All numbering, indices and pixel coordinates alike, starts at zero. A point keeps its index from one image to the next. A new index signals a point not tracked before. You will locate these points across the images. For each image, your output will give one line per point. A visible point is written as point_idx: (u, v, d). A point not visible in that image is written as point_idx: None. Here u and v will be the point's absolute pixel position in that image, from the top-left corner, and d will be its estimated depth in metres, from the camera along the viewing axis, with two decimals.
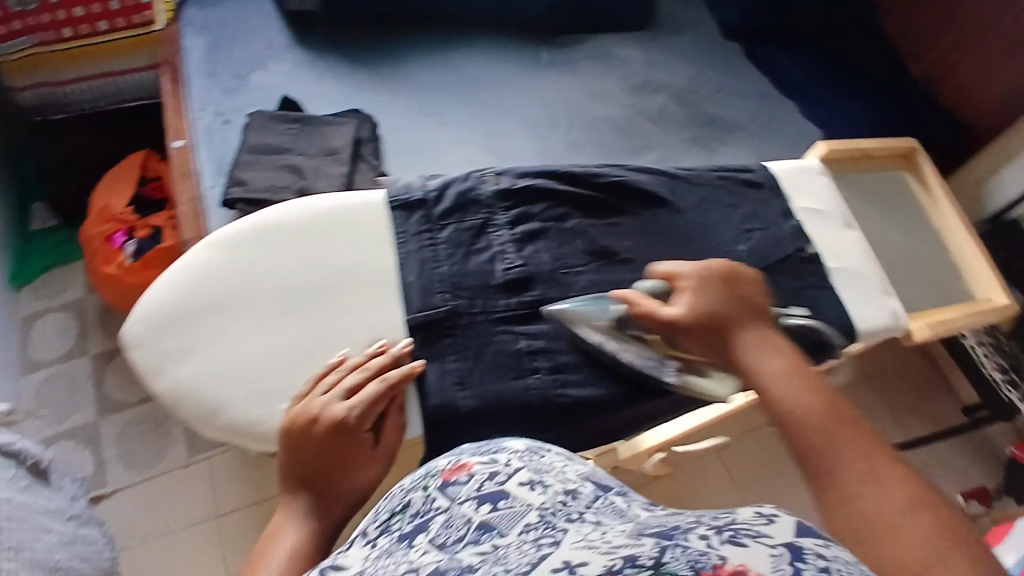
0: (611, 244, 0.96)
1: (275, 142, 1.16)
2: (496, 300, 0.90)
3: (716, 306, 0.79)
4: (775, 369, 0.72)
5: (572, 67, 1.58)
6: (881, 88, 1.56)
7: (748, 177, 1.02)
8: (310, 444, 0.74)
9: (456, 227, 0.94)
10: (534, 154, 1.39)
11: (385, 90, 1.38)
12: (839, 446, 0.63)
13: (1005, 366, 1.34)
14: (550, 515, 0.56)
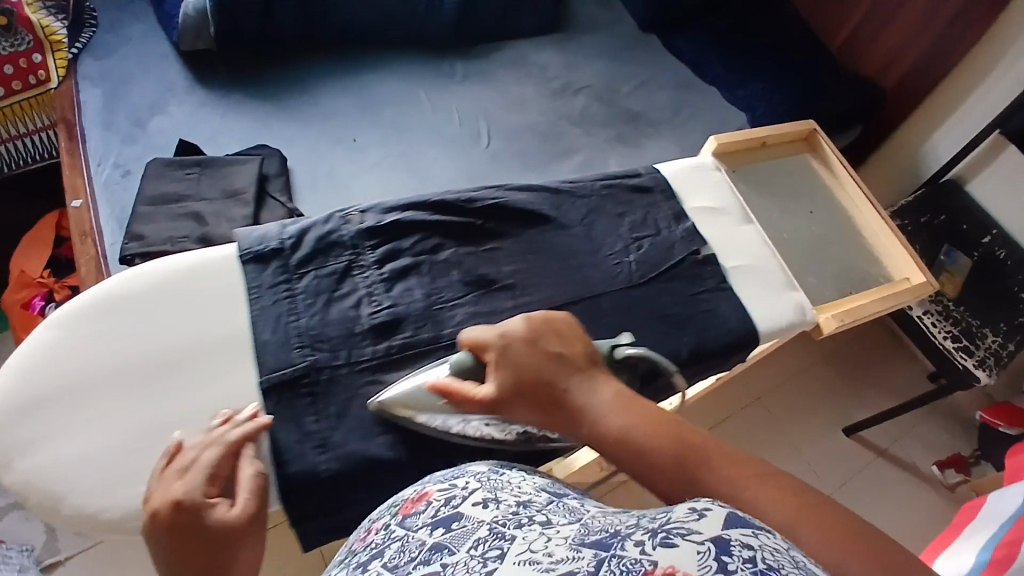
0: (490, 271, 0.93)
1: (174, 191, 1.13)
2: (362, 348, 0.84)
3: (529, 375, 0.70)
4: (611, 427, 0.65)
5: (487, 77, 1.57)
6: (797, 66, 1.57)
7: (636, 182, 1.05)
8: (163, 536, 0.63)
9: (316, 274, 0.88)
10: (455, 171, 1.37)
11: (292, 122, 1.35)
12: (716, 479, 0.58)
13: (955, 333, 1.31)
14: (504, 525, 0.50)
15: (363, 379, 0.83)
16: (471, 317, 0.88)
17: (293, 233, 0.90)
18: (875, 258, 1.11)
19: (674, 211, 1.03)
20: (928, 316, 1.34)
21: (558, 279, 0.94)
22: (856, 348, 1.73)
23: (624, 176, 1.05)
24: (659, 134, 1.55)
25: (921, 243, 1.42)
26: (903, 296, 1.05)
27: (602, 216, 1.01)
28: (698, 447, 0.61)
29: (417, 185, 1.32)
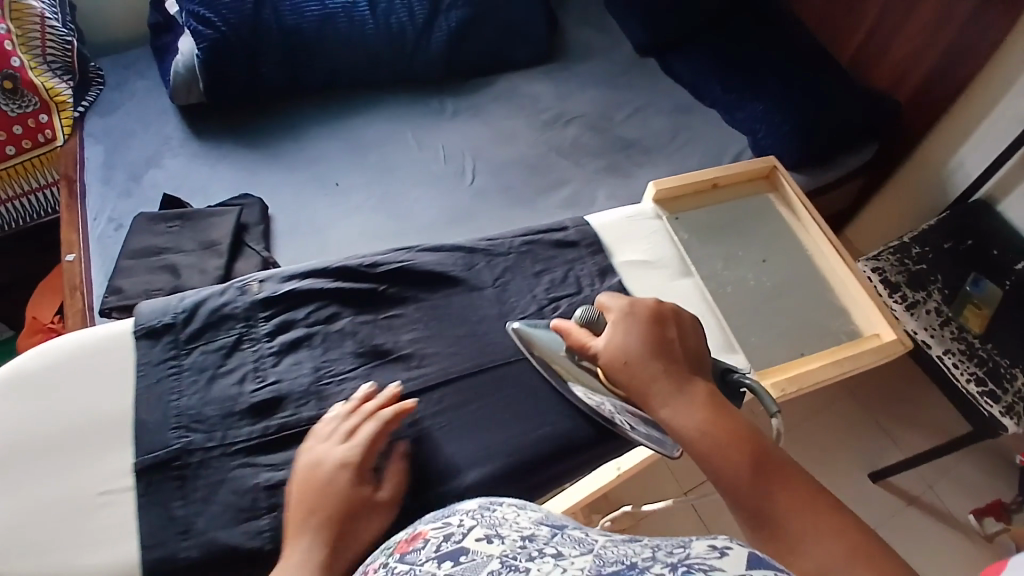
0: (386, 340, 0.86)
1: (154, 244, 1.17)
2: (239, 428, 0.76)
3: (639, 343, 0.72)
4: (692, 417, 0.64)
5: (478, 113, 1.53)
6: (809, 80, 1.45)
7: (561, 238, 0.98)
8: (302, 500, 0.67)
9: (203, 349, 0.82)
10: (435, 212, 1.30)
11: (272, 167, 1.35)
12: (777, 497, 0.56)
13: (979, 376, 1.17)
14: (516, 558, 0.44)
15: (233, 462, 0.74)
16: (359, 393, 0.81)
17: (185, 304, 0.83)
18: (839, 306, 1.01)
19: (599, 267, 0.96)
20: (948, 356, 1.20)
21: (460, 346, 0.87)
22: (873, 386, 1.56)
23: (548, 231, 0.99)
24: (654, 164, 1.45)
25: (943, 272, 1.27)
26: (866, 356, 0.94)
27: (519, 276, 0.95)
28: (776, 465, 0.59)
29: (397, 225, 1.27)
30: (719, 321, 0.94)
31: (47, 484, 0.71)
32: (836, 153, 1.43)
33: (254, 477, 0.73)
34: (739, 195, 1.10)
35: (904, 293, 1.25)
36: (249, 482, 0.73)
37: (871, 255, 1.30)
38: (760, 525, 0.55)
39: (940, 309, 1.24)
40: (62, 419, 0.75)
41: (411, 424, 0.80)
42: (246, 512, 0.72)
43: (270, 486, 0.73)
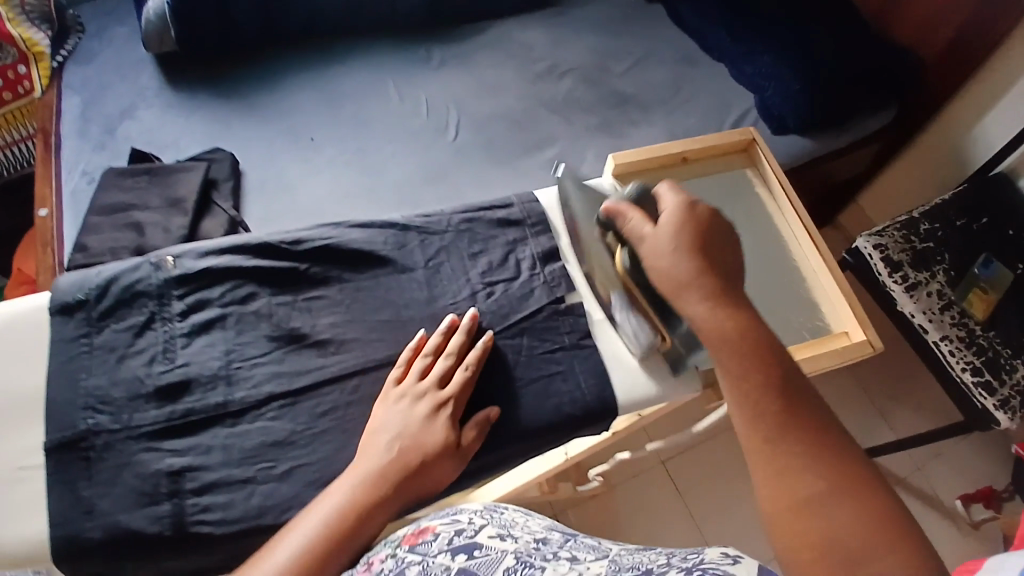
0: (304, 322, 0.70)
1: (121, 200, 1.13)
2: (144, 413, 0.65)
3: (692, 236, 0.61)
4: (723, 320, 0.57)
5: (466, 63, 1.39)
6: (835, 32, 1.30)
7: (504, 215, 0.80)
8: (384, 428, 0.63)
9: (114, 328, 0.69)
10: (411, 171, 1.22)
11: (247, 120, 1.29)
12: (786, 417, 0.51)
13: (976, 366, 1.10)
14: (529, 557, 0.49)
15: (137, 448, 0.64)
16: (271, 379, 0.67)
17: (95, 276, 0.70)
18: (808, 299, 0.86)
19: (541, 249, 0.79)
20: (946, 342, 1.12)
21: (380, 332, 0.71)
22: (869, 367, 1.47)
23: (492, 204, 0.81)
24: (650, 123, 1.30)
25: (952, 252, 1.18)
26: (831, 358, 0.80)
27: (456, 256, 0.77)
28: (799, 394, 0.53)
29: (370, 185, 1.20)
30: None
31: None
32: (848, 115, 1.28)
33: (157, 463, 0.63)
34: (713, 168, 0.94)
35: (905, 273, 1.16)
36: (152, 467, 0.63)
37: (875, 231, 1.20)
38: (764, 441, 0.51)
39: (943, 291, 1.16)
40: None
41: (324, 414, 0.66)
42: (146, 498, 0.62)
43: (174, 473, 0.63)
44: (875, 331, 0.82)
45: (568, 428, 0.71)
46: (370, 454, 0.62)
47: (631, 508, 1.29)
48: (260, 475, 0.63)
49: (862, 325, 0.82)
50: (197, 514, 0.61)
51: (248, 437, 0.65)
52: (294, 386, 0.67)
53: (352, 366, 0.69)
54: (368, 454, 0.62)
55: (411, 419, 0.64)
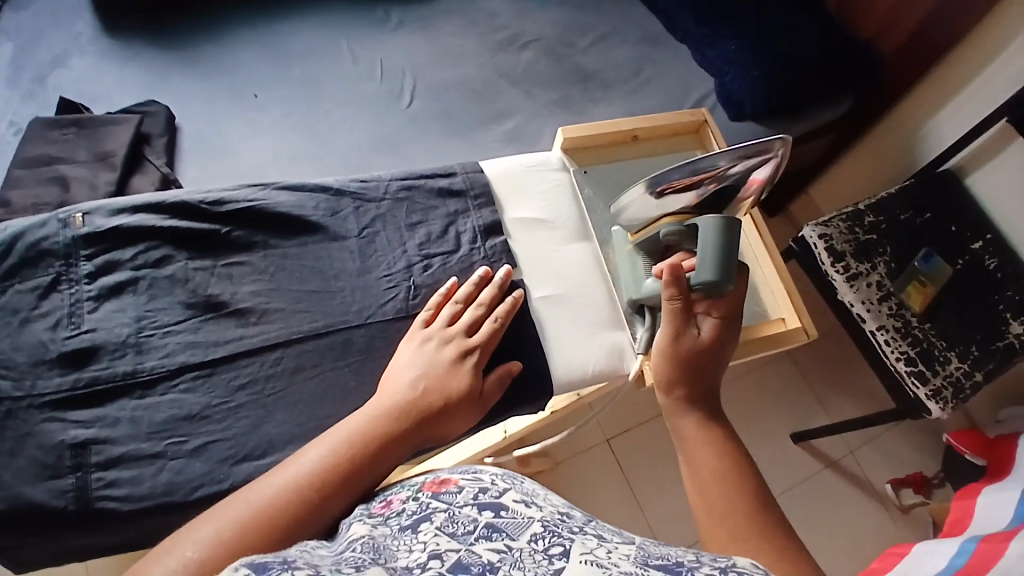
0: (224, 290, 0.67)
1: (47, 153, 1.05)
2: (48, 380, 0.60)
3: (706, 343, 0.61)
4: (698, 422, 0.56)
5: (426, 27, 1.32)
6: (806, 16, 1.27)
7: (446, 184, 0.77)
8: (410, 368, 0.62)
9: (17, 287, 0.63)
10: (362, 138, 1.17)
11: (190, 75, 1.20)
12: (749, 518, 0.48)
13: (910, 356, 1.13)
14: (559, 528, 0.40)
15: (39, 418, 0.59)
16: (185, 349, 0.63)
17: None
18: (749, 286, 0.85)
19: (483, 222, 0.76)
20: (882, 332, 1.15)
21: (308, 303, 0.68)
22: (810, 355, 1.50)
23: (433, 173, 0.78)
24: (611, 103, 1.27)
25: (893, 244, 1.21)
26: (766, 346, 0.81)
27: (393, 226, 0.74)
28: (768, 499, 0.50)
29: (319, 149, 1.15)
30: (609, 292, 0.78)
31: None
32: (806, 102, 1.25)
33: (60, 434, 0.59)
34: (664, 149, 0.89)
35: (848, 264, 1.18)
36: (54, 438, 0.59)
37: (821, 221, 1.21)
38: (721, 534, 0.47)
39: (882, 282, 1.19)
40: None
41: (242, 387, 0.63)
42: (47, 472, 0.58)
43: (77, 445, 0.59)
44: (813, 319, 0.82)
45: (498, 407, 0.69)
46: (388, 395, 0.60)
47: (574, 485, 1.30)
48: (171, 450, 0.60)
49: (798, 312, 0.82)
50: (102, 489, 0.58)
51: (159, 409, 0.61)
52: (211, 356, 0.63)
53: (274, 338, 0.65)
54: (384, 398, 0.60)
55: (439, 360, 0.63)
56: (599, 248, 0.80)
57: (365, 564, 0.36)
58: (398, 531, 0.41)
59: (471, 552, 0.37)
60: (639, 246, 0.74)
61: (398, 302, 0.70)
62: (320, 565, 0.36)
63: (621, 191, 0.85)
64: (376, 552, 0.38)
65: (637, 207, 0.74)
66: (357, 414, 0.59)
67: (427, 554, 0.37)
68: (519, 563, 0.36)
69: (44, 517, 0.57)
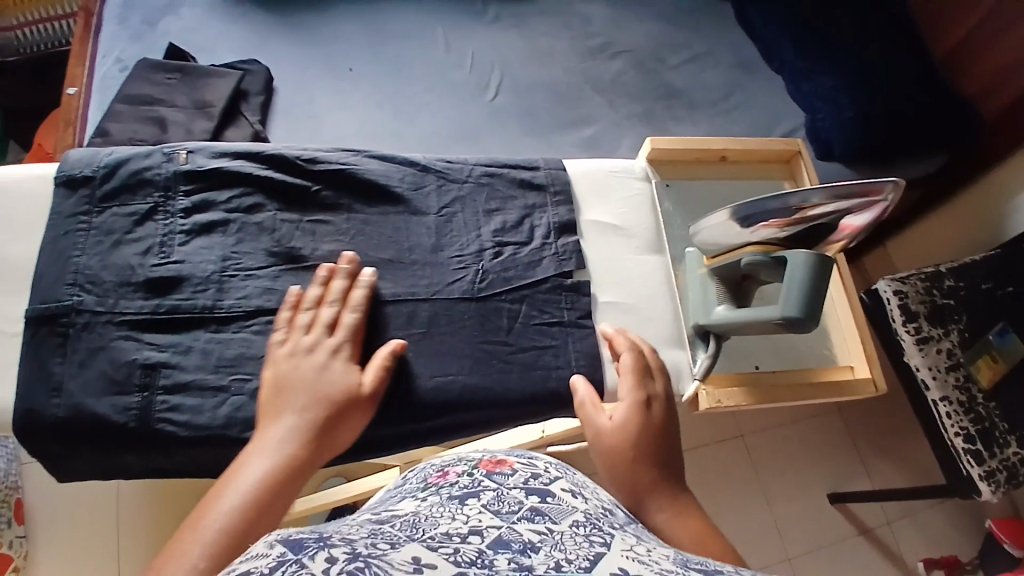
0: (306, 244, 0.69)
1: (149, 93, 1.09)
2: (130, 302, 0.64)
3: (647, 426, 0.59)
4: (669, 514, 0.52)
5: (520, 25, 1.33)
6: (909, 66, 1.22)
7: (528, 177, 0.78)
8: (289, 411, 0.56)
9: (116, 211, 0.67)
10: (443, 123, 1.20)
11: (290, 40, 1.24)
12: None
13: (969, 434, 1.08)
14: (601, 522, 0.40)
15: (116, 336, 0.62)
16: (261, 294, 0.66)
17: (107, 154, 0.68)
18: (820, 325, 0.82)
19: (558, 219, 0.77)
20: (944, 403, 1.09)
21: (380, 270, 0.70)
22: (860, 411, 1.45)
23: (516, 164, 0.79)
24: (694, 124, 1.26)
25: (970, 312, 1.15)
26: (828, 391, 0.78)
27: (471, 209, 0.75)
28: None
29: (401, 129, 1.18)
30: (675, 309, 0.77)
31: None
32: (897, 153, 1.20)
33: (134, 353, 0.62)
34: (749, 175, 0.88)
35: (920, 325, 1.12)
36: (127, 356, 0.62)
37: (897, 276, 1.15)
38: None
39: (953, 350, 1.13)
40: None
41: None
42: (114, 388, 0.61)
43: (147, 366, 0.62)
44: (882, 371, 0.79)
45: (545, 402, 0.69)
46: (270, 451, 0.53)
47: None
48: (233, 387, 0.62)
49: (869, 362, 0.80)
50: (164, 411, 0.61)
51: (227, 347, 0.64)
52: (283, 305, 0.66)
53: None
54: (264, 455, 0.52)
55: (315, 388, 0.58)
56: (668, 263, 0.79)
57: (401, 541, 0.35)
58: (445, 500, 0.41)
59: (512, 530, 0.37)
60: (714, 271, 0.73)
61: (465, 284, 0.71)
62: (354, 541, 0.35)
63: (700, 210, 0.84)
64: (415, 527, 0.38)
65: (718, 232, 0.70)
66: (232, 484, 0.50)
67: (468, 528, 0.37)
68: (561, 545, 0.35)
69: (107, 429, 0.60)
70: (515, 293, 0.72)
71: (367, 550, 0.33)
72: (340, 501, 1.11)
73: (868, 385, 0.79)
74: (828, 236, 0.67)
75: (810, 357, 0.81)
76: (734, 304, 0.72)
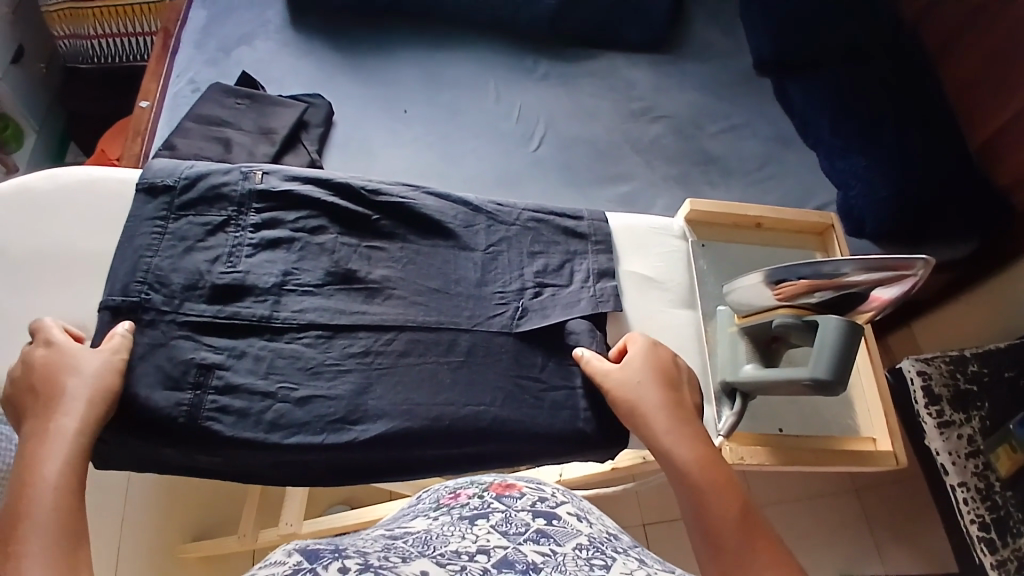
0: (361, 267, 0.74)
1: (217, 115, 1.17)
2: (195, 306, 0.68)
3: (655, 372, 0.70)
4: (669, 435, 0.65)
5: (568, 84, 1.40)
6: (941, 155, 1.27)
7: (572, 225, 0.82)
8: (46, 403, 0.58)
9: (192, 219, 0.72)
10: (487, 168, 1.26)
11: (353, 79, 1.33)
12: (714, 502, 0.59)
13: (986, 521, 1.06)
14: (603, 545, 0.44)
15: (177, 335, 0.66)
16: (316, 309, 0.70)
17: (188, 168, 0.74)
18: (844, 395, 0.83)
19: (598, 266, 0.80)
20: (962, 489, 1.08)
21: (426, 298, 0.74)
22: (876, 490, 1.42)
23: (562, 212, 0.83)
24: (728, 190, 1.30)
25: (993, 400, 1.14)
26: (849, 460, 0.78)
27: (515, 249, 0.79)
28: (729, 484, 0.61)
29: (447, 170, 1.24)
30: (703, 364, 0.80)
31: (40, 295, 0.73)
32: (927, 236, 1.23)
33: (192, 353, 0.66)
34: (783, 243, 0.92)
35: (942, 409, 1.12)
36: (185, 355, 0.65)
37: (922, 356, 1.16)
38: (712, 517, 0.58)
39: (972, 437, 1.12)
40: (56, 236, 0.75)
41: (352, 355, 0.69)
42: (170, 382, 0.64)
43: (203, 366, 0.65)
44: (903, 446, 0.80)
45: (572, 440, 0.72)
46: (50, 446, 0.55)
47: None
48: (280, 394, 0.66)
49: (891, 435, 0.80)
50: (212, 410, 0.64)
51: (284, 357, 0.68)
52: (335, 322, 0.70)
53: (391, 321, 0.71)
54: (54, 447, 0.55)
55: (42, 393, 0.58)
56: (699, 319, 0.82)
57: (412, 556, 0.40)
58: (456, 520, 0.46)
59: (517, 550, 0.41)
60: (744, 329, 0.75)
61: (504, 319, 0.75)
62: (370, 553, 0.40)
63: (733, 273, 0.87)
64: (427, 543, 0.42)
65: (751, 292, 0.73)
66: (34, 484, 0.52)
67: (476, 547, 0.41)
68: (562, 566, 0.40)
69: (159, 423, 0.63)
70: (552, 332, 0.75)
71: (380, 562, 0.38)
72: (348, 525, 1.11)
73: (888, 459, 0.80)
74: (858, 305, 0.70)
75: (833, 426, 0.82)
76: (763, 364, 0.74)
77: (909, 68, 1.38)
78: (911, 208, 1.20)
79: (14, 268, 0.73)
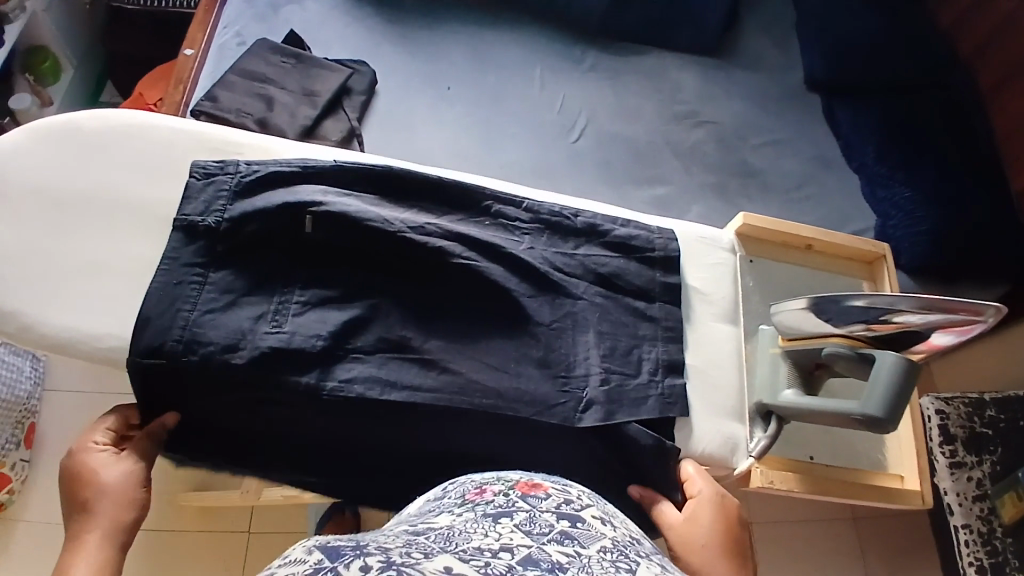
0: (416, 335, 0.73)
1: (262, 71, 1.15)
2: (230, 366, 0.67)
3: (722, 535, 0.68)
4: None
5: (614, 78, 1.38)
6: (983, 193, 1.25)
7: (643, 308, 0.81)
8: (82, 509, 0.62)
9: (234, 271, 0.71)
10: (526, 155, 1.25)
11: (400, 49, 1.31)
12: None
13: (983, 566, 1.06)
14: (627, 548, 0.44)
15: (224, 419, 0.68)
16: (364, 380, 0.69)
17: (234, 208, 0.73)
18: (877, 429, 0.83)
19: (668, 358, 0.79)
20: (965, 531, 1.08)
21: (484, 377, 0.73)
22: (873, 523, 1.42)
23: (633, 292, 0.82)
24: (765, 206, 1.29)
25: (1006, 447, 1.13)
26: (875, 494, 0.78)
27: (582, 326, 0.78)
28: None
29: (486, 154, 1.23)
30: (741, 383, 0.81)
31: (94, 240, 0.72)
32: (959, 275, 1.22)
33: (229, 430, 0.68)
34: (831, 268, 0.91)
35: (955, 449, 1.13)
36: None
37: (942, 395, 1.16)
38: None
39: (981, 481, 1.11)
40: (104, 182, 0.75)
41: None
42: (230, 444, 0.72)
43: None
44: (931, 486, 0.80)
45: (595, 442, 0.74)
46: (86, 552, 0.59)
47: None
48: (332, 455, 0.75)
49: (920, 475, 0.80)
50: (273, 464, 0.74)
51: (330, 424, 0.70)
52: (384, 396, 0.69)
53: (447, 400, 0.71)
54: (85, 558, 0.59)
55: (79, 502, 0.63)
56: (742, 337, 0.83)
57: (434, 552, 0.39)
58: (479, 518, 0.45)
59: (542, 550, 0.41)
60: (788, 353, 0.76)
61: (567, 411, 0.73)
62: (391, 550, 0.39)
63: (779, 293, 0.87)
64: (448, 540, 0.42)
65: (798, 320, 0.73)
66: None
67: (499, 545, 0.41)
68: (588, 568, 0.39)
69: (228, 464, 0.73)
70: (617, 434, 0.74)
71: (402, 559, 0.38)
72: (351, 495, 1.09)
73: (912, 501, 0.80)
74: (911, 344, 0.69)
75: (864, 459, 0.81)
76: (803, 391, 0.75)
77: (960, 99, 1.36)
78: (948, 245, 1.19)
79: (61, 202, 0.73)
